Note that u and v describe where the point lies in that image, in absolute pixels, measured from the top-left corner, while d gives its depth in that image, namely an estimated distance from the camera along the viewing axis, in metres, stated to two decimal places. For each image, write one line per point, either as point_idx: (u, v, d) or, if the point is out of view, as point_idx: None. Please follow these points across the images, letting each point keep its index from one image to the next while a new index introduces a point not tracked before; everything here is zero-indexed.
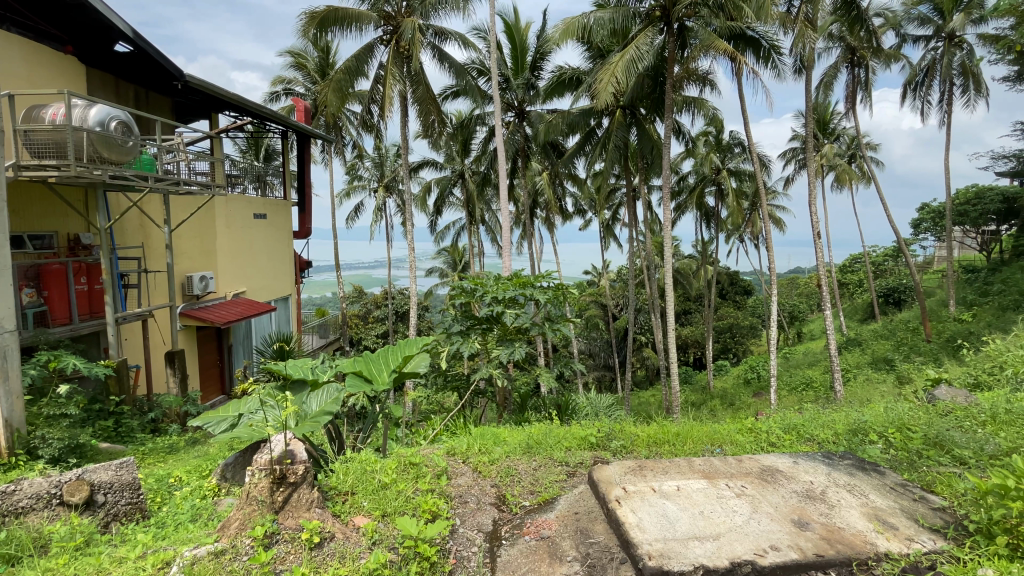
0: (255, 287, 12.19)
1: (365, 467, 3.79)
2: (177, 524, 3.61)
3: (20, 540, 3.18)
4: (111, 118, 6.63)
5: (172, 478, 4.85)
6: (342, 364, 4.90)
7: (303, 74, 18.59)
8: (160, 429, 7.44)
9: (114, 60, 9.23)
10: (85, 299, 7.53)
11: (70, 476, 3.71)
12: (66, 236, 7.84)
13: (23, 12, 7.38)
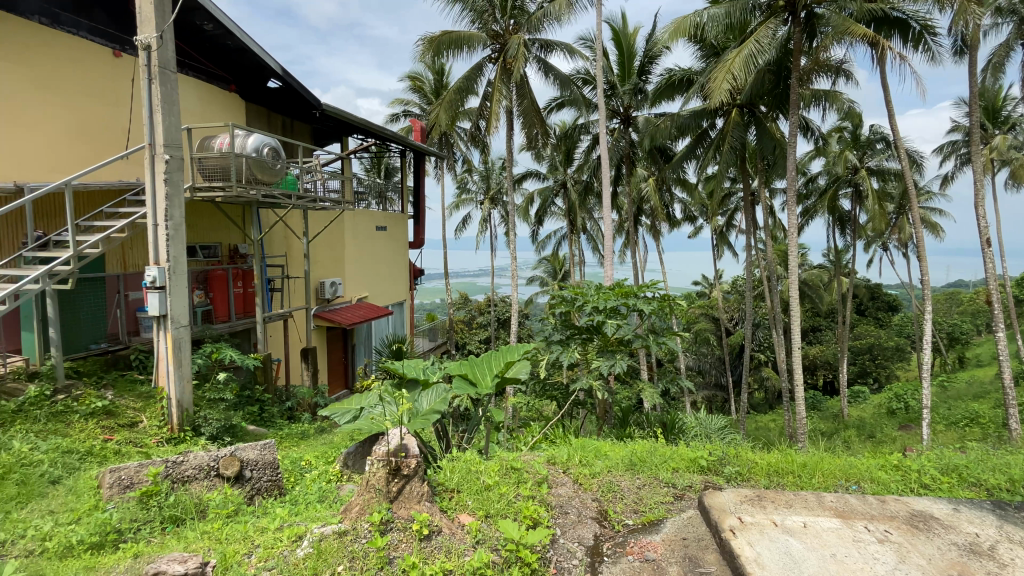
0: (375, 292, 13.30)
1: (471, 466, 3.96)
2: (307, 503, 4.05)
3: (185, 503, 3.80)
4: (264, 145, 7.72)
5: (303, 461, 5.48)
6: (449, 367, 5.17)
7: (420, 96, 20.08)
8: (295, 416, 8.42)
9: (267, 94, 10.74)
10: (241, 300, 8.81)
11: (225, 452, 4.34)
12: (227, 247, 9.26)
13: (198, 57, 8.99)
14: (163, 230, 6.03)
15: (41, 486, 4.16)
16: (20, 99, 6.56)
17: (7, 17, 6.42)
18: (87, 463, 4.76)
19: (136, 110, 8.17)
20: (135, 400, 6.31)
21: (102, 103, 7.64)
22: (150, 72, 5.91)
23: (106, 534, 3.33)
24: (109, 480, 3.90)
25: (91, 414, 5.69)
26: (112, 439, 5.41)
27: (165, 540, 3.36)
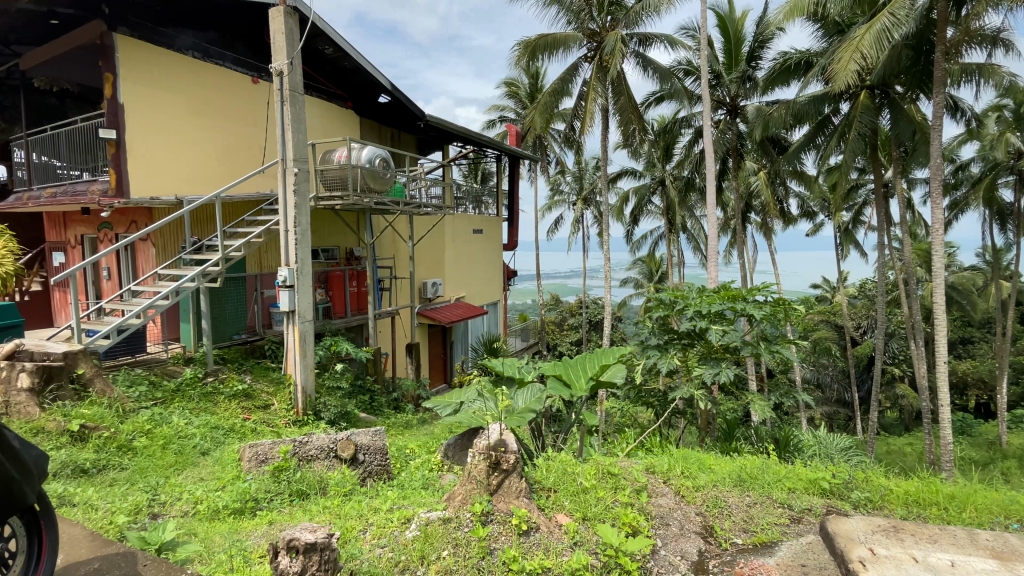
0: (472, 292, 13.82)
1: (568, 467, 3.96)
2: (413, 488, 4.33)
3: (309, 480, 4.23)
4: (376, 156, 8.34)
5: (408, 449, 5.85)
6: (544, 367, 5.21)
7: (515, 100, 20.49)
8: (400, 407, 9.02)
9: (378, 109, 11.65)
10: (355, 298, 9.66)
11: (342, 435, 4.77)
12: (344, 250, 10.19)
13: (321, 80, 10.03)
14: (292, 235, 6.78)
15: (194, 455, 4.88)
16: (179, 124, 7.80)
17: (168, 56, 7.65)
18: (231, 438, 5.51)
19: (270, 130, 9.28)
20: (268, 384, 7.18)
21: (245, 125, 8.81)
22: (283, 95, 6.64)
23: (244, 502, 3.82)
24: (248, 454, 4.48)
25: (233, 395, 6.59)
26: (251, 418, 6.21)
27: (292, 511, 3.77)
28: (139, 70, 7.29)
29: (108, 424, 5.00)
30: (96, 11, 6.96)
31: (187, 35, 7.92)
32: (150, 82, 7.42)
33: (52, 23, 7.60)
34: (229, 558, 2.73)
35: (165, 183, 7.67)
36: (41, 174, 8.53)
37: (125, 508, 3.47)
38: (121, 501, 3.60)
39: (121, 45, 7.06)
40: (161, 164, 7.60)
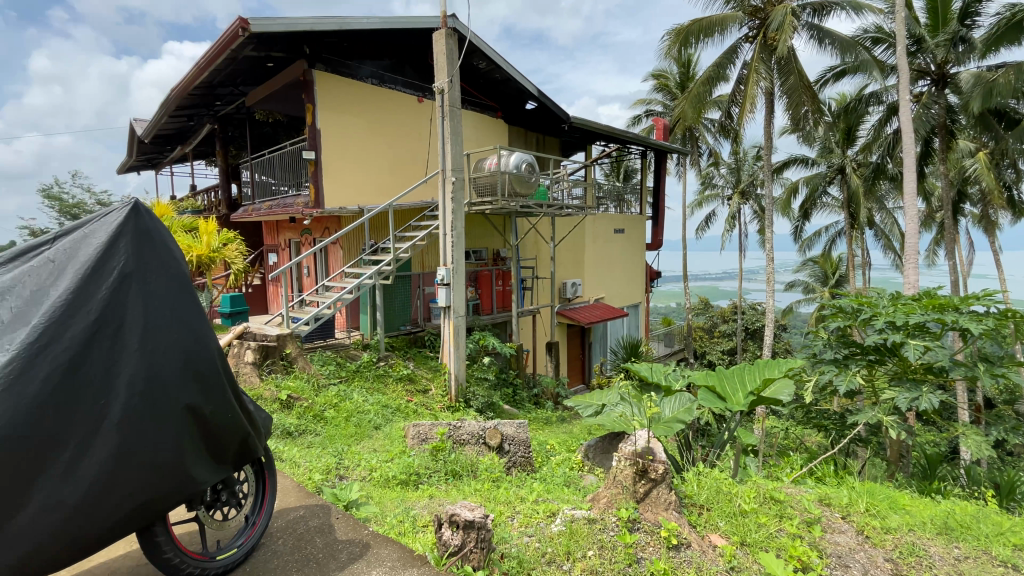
0: (612, 293, 13.61)
1: (724, 484, 3.69)
2: (555, 483, 4.45)
3: (462, 461, 4.59)
4: (522, 161, 8.68)
5: (549, 445, 5.99)
6: (694, 376, 4.89)
7: (664, 93, 19.58)
8: (541, 402, 9.28)
9: (525, 115, 12.17)
10: (501, 296, 10.21)
11: (490, 425, 5.10)
12: (492, 250, 10.80)
13: (475, 93, 10.84)
14: (449, 238, 7.39)
15: (369, 429, 5.63)
16: (361, 143, 9.08)
17: (353, 85, 8.93)
18: (397, 416, 6.23)
19: (432, 142, 10.27)
20: (426, 371, 7.97)
21: (411, 140, 9.88)
22: (443, 111, 7.23)
23: (408, 475, 4.26)
24: (412, 432, 5.01)
25: (399, 378, 7.46)
26: (412, 400, 6.95)
27: (449, 488, 4.12)
28: (331, 99, 8.64)
29: (307, 396, 6.05)
30: (300, 53, 8.37)
31: (367, 65, 9.15)
32: (339, 108, 8.75)
33: (268, 65, 9.04)
34: (400, 521, 3.10)
35: (350, 194, 8.97)
36: (262, 191, 10.62)
37: (320, 468, 4.14)
38: (316, 462, 4.32)
39: (319, 79, 8.44)
40: (347, 178, 8.91)
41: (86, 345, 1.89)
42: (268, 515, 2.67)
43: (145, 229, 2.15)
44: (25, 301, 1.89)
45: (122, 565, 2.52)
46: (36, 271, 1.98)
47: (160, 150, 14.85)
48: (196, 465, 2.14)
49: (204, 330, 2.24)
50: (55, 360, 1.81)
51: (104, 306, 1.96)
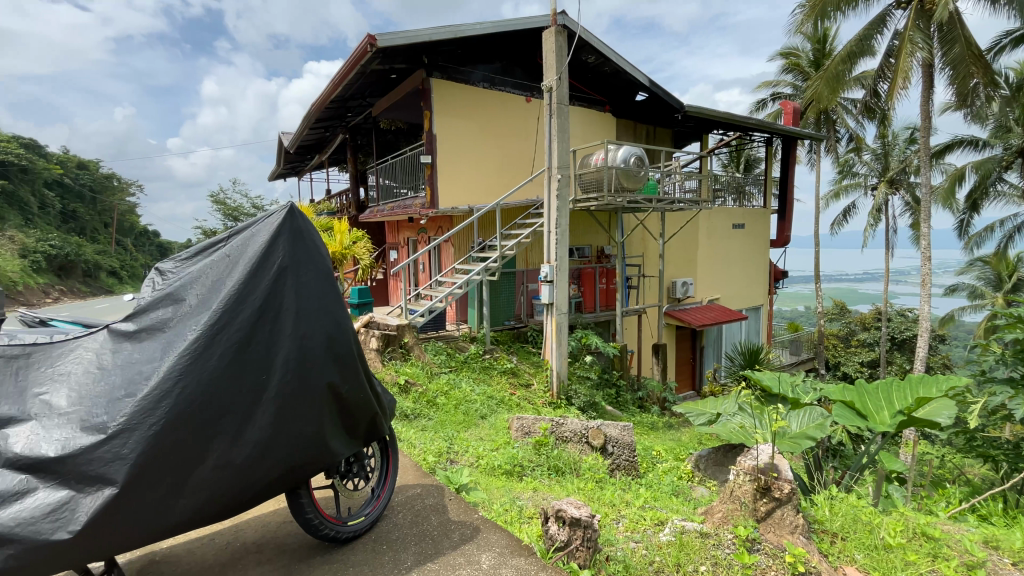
0: (728, 295, 12.72)
1: (863, 511, 3.27)
2: (661, 491, 4.30)
3: (565, 459, 4.61)
4: (631, 155, 8.38)
5: (655, 450, 5.76)
6: (828, 390, 4.40)
7: (794, 74, 17.70)
8: (645, 406, 8.97)
9: (635, 108, 11.83)
10: (605, 295, 10.02)
11: (593, 424, 5.07)
12: (597, 248, 10.65)
13: (584, 88, 10.79)
14: (553, 235, 7.34)
15: (476, 418, 5.88)
16: (472, 145, 9.47)
17: (466, 89, 9.33)
18: (502, 408, 6.43)
19: (540, 141, 10.38)
20: (530, 366, 8.11)
21: (519, 139, 10.09)
22: (551, 109, 7.22)
23: (513, 466, 4.36)
24: (516, 425, 5.13)
25: (503, 371, 7.69)
26: (515, 394, 7.11)
27: (552, 483, 4.16)
28: (446, 104, 9.12)
29: (421, 382, 6.51)
30: (419, 63, 8.93)
31: (479, 69, 9.51)
32: (453, 113, 9.20)
33: (391, 77, 9.81)
34: (506, 509, 3.21)
35: (461, 194, 9.41)
36: (385, 193, 11.58)
37: (433, 450, 4.42)
38: (430, 444, 4.62)
39: (436, 87, 8.95)
40: (459, 179, 9.35)
41: (252, 328, 2.19)
42: (390, 490, 2.92)
43: (298, 228, 2.45)
44: (207, 287, 2.21)
45: (274, 519, 2.92)
46: (215, 262, 2.30)
47: (302, 159, 16.88)
48: (334, 438, 2.42)
49: (342, 319, 2.50)
50: (231, 340, 2.13)
51: (266, 294, 2.26)
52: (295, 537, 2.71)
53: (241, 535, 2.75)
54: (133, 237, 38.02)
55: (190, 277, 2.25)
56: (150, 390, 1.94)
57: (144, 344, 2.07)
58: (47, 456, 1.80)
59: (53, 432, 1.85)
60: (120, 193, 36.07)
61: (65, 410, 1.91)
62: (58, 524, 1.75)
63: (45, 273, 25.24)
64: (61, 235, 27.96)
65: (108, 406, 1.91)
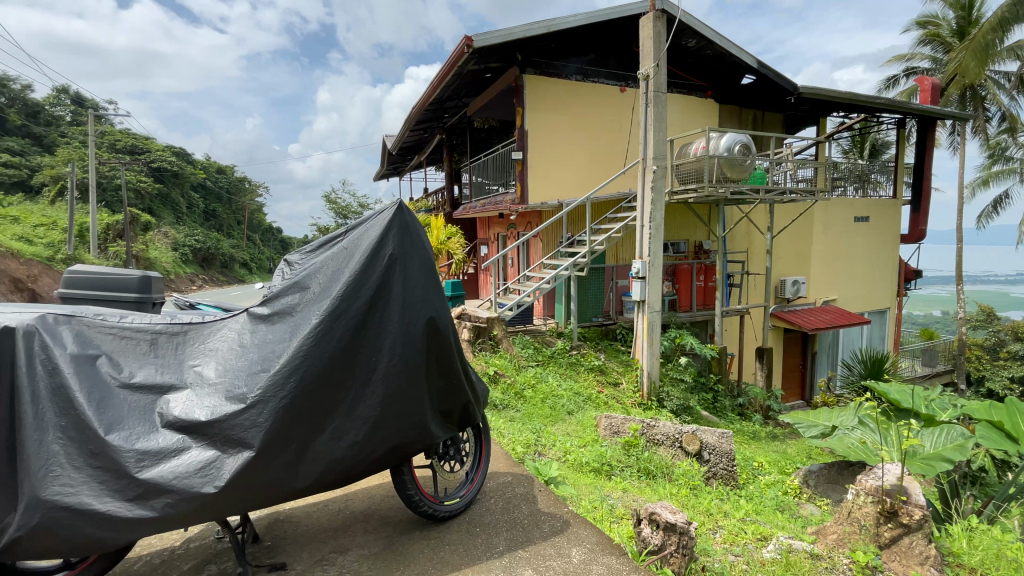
0: (847, 296, 11.45)
1: (1010, 547, 2.78)
2: (762, 505, 4.00)
3: (657, 462, 4.45)
4: (736, 142, 7.82)
5: (756, 462, 5.36)
6: (971, 407, 3.90)
7: (933, 45, 15.36)
8: (746, 413, 8.36)
9: (740, 92, 11.03)
10: (702, 292, 9.52)
11: (688, 429, 4.84)
12: (694, 243, 10.12)
13: (684, 74, 10.29)
14: (647, 230, 7.05)
15: (563, 413, 5.87)
16: (564, 139, 9.43)
17: (559, 83, 9.30)
18: (589, 405, 6.34)
19: (634, 132, 10.05)
20: (619, 365, 7.92)
21: (612, 131, 9.84)
22: (647, 97, 6.93)
23: (601, 464, 4.26)
24: (605, 423, 5.05)
25: (591, 368, 7.60)
26: (603, 392, 6.99)
27: (642, 486, 4.02)
28: (539, 100, 9.16)
29: (510, 374, 6.64)
30: (513, 60, 9.04)
31: (572, 62, 9.41)
32: (546, 108, 9.22)
33: (486, 76, 10.04)
34: (597, 506, 3.18)
35: (551, 189, 9.41)
36: (478, 190, 11.93)
37: (522, 442, 4.48)
38: (519, 436, 4.69)
39: (528, 83, 9.02)
40: (549, 174, 9.36)
41: (365, 315, 2.38)
42: (483, 475, 3.02)
43: (406, 223, 2.60)
44: (327, 276, 2.42)
45: (379, 493, 3.17)
46: (335, 253, 2.52)
47: (402, 160, 17.90)
48: (433, 421, 2.57)
49: (443, 309, 2.63)
50: (346, 325, 2.33)
51: (377, 284, 2.43)
52: (396, 511, 2.92)
53: (351, 503, 3.02)
54: (259, 233, 42.94)
55: (314, 267, 2.48)
56: (280, 367, 2.18)
57: (276, 326, 2.32)
58: (198, 420, 2.07)
59: (203, 399, 2.13)
60: (250, 194, 40.85)
61: (213, 380, 2.18)
62: (206, 479, 2.01)
63: (192, 264, 29.37)
64: (204, 231, 32.35)
65: (248, 379, 2.16)
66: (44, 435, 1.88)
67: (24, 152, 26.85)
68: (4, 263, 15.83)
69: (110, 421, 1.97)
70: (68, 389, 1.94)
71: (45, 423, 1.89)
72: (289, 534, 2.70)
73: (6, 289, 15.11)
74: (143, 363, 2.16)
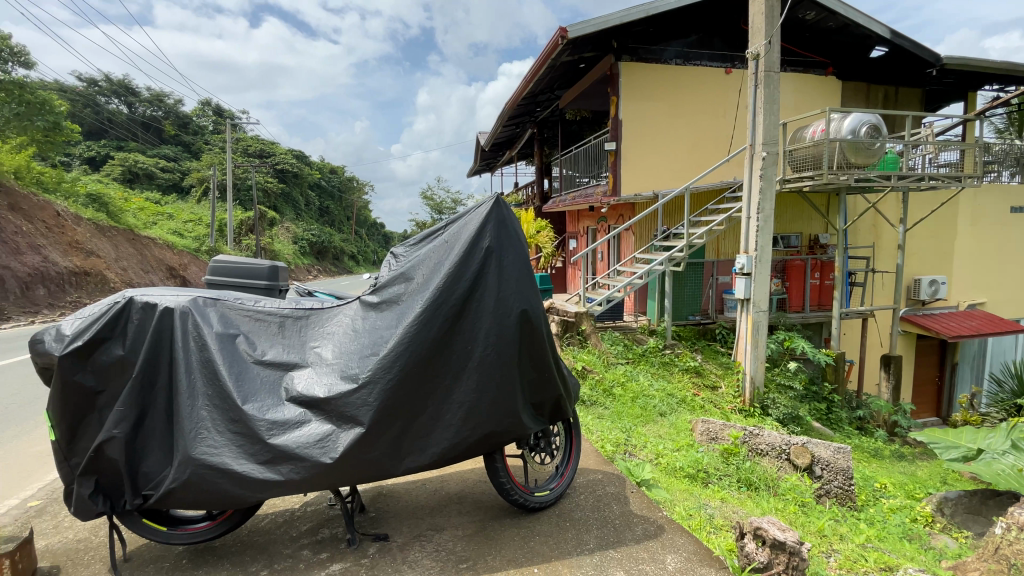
0: (999, 300, 9.78)
1: None
2: (886, 531, 3.54)
3: (760, 473, 4.11)
4: (862, 124, 6.96)
5: (877, 483, 4.76)
6: None
7: None
8: (866, 428, 7.45)
9: (869, 67, 9.79)
10: (817, 291, 8.66)
11: (797, 441, 4.42)
12: (807, 237, 9.21)
13: (801, 51, 9.35)
14: (754, 222, 6.52)
15: (655, 414, 5.63)
16: (662, 128, 9.01)
17: (658, 69, 8.89)
18: (684, 408, 6.02)
19: (740, 117, 9.34)
20: (717, 367, 7.45)
21: (715, 118, 9.22)
22: (757, 78, 6.38)
23: (696, 471, 4.03)
24: (701, 428, 4.78)
25: (686, 369, 7.23)
26: (699, 395, 6.61)
27: (743, 497, 3.74)
28: (635, 87, 8.83)
29: (598, 371, 6.51)
30: (608, 48, 8.79)
31: (672, 46, 8.94)
32: (643, 95, 8.87)
33: (580, 67, 9.88)
34: (693, 514, 3.02)
35: (646, 180, 9.05)
36: (568, 183, 11.83)
37: (611, 440, 4.37)
38: (607, 434, 4.58)
39: (624, 70, 8.73)
40: (645, 165, 9.00)
41: (463, 306, 2.46)
42: (573, 470, 3.00)
43: (503, 217, 2.65)
44: (430, 267, 2.54)
45: (471, 477, 3.28)
46: (437, 246, 2.62)
47: (494, 156, 18.29)
48: (525, 413, 2.59)
49: (538, 302, 2.64)
50: (447, 314, 2.43)
51: (475, 275, 2.50)
52: (488, 497, 3.00)
53: (446, 485, 3.16)
54: (364, 228, 46.35)
55: (417, 259, 2.61)
56: (388, 351, 2.33)
57: (384, 314, 2.47)
58: (318, 396, 2.27)
59: (322, 377, 2.33)
60: (357, 192, 44.23)
61: (331, 360, 2.38)
62: (324, 450, 2.22)
63: (308, 256, 32.50)
64: (318, 226, 35.61)
65: (360, 361, 2.34)
66: (196, 402, 2.20)
67: (177, 158, 31.38)
68: (162, 253, 18.67)
69: (246, 393, 2.24)
70: (214, 362, 2.24)
71: (197, 391, 2.21)
72: (389, 508, 2.89)
73: (163, 276, 17.81)
74: (272, 342, 2.41)
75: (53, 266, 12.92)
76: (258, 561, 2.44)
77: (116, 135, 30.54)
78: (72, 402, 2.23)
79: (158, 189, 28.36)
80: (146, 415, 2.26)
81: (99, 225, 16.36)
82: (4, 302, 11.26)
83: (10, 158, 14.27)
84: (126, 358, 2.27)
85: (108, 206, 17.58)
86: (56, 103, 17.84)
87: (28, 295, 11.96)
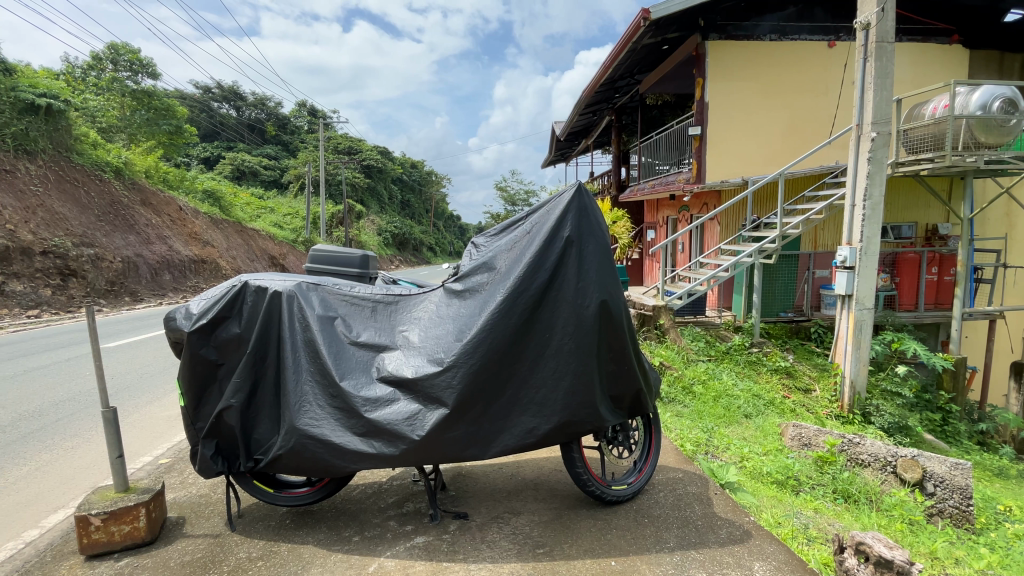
0: None
1: None
2: (1009, 557, 3.12)
3: (859, 485, 3.76)
4: (996, 97, 6.04)
5: (1001, 505, 4.17)
6: None
7: None
8: (989, 444, 6.55)
9: (1005, 31, 8.51)
10: (934, 288, 7.73)
11: (905, 453, 3.99)
12: (924, 227, 8.24)
13: (919, 17, 8.29)
14: (860, 210, 5.90)
15: (739, 415, 5.32)
16: (753, 109, 8.40)
17: (749, 45, 8.29)
18: (771, 410, 5.64)
19: (844, 94, 8.50)
20: (811, 368, 6.91)
21: (814, 96, 8.47)
22: (866, 50, 5.72)
23: (786, 477, 3.76)
24: (792, 433, 4.45)
25: (774, 370, 6.76)
26: (789, 397, 6.17)
27: (839, 509, 3.44)
28: (723, 67, 8.31)
29: (677, 367, 6.28)
30: (694, 27, 8.31)
31: (767, 20, 8.27)
32: (732, 75, 8.32)
33: (663, 48, 9.45)
34: (783, 523, 2.83)
35: (735, 166, 8.49)
36: (648, 172, 11.42)
37: (691, 439, 4.20)
38: (687, 432, 4.41)
39: (711, 50, 8.24)
40: (733, 150, 8.45)
41: (542, 295, 2.47)
42: (652, 467, 2.92)
43: (584, 205, 2.62)
44: (511, 257, 2.57)
45: (548, 465, 3.31)
46: (517, 237, 2.65)
47: (570, 145, 18.08)
48: (603, 405, 2.56)
49: (618, 294, 2.58)
50: (526, 304, 2.45)
51: (555, 265, 2.50)
52: (566, 486, 3.02)
53: (522, 471, 3.21)
54: (442, 220, 48.04)
55: (499, 249, 2.65)
56: (471, 337, 2.39)
57: (466, 301, 2.54)
58: (406, 376, 2.39)
59: (410, 359, 2.45)
60: (437, 185, 45.85)
61: (418, 344, 2.49)
62: (413, 427, 2.34)
63: (391, 247, 34.29)
64: (400, 219, 37.45)
65: (445, 346, 2.43)
66: (300, 377, 2.43)
67: (277, 157, 34.33)
68: (264, 243, 20.59)
69: (344, 370, 2.42)
70: (316, 342, 2.44)
71: (301, 368, 2.43)
72: (468, 488, 3.00)
73: (266, 264, 19.61)
74: (366, 325, 2.57)
75: (177, 255, 14.70)
76: (351, 527, 2.63)
77: (227, 136, 33.92)
78: (198, 371, 2.53)
79: (261, 185, 31.22)
80: (257, 388, 2.50)
81: (213, 219, 18.39)
82: (139, 285, 13.01)
83: (143, 160, 16.34)
84: (241, 336, 2.52)
85: (221, 201, 19.67)
86: (178, 109, 20.11)
87: (157, 279, 13.70)
